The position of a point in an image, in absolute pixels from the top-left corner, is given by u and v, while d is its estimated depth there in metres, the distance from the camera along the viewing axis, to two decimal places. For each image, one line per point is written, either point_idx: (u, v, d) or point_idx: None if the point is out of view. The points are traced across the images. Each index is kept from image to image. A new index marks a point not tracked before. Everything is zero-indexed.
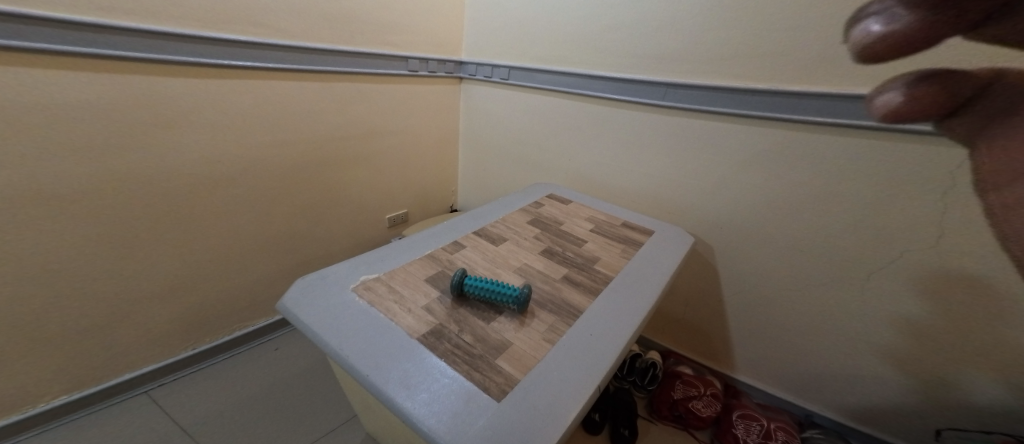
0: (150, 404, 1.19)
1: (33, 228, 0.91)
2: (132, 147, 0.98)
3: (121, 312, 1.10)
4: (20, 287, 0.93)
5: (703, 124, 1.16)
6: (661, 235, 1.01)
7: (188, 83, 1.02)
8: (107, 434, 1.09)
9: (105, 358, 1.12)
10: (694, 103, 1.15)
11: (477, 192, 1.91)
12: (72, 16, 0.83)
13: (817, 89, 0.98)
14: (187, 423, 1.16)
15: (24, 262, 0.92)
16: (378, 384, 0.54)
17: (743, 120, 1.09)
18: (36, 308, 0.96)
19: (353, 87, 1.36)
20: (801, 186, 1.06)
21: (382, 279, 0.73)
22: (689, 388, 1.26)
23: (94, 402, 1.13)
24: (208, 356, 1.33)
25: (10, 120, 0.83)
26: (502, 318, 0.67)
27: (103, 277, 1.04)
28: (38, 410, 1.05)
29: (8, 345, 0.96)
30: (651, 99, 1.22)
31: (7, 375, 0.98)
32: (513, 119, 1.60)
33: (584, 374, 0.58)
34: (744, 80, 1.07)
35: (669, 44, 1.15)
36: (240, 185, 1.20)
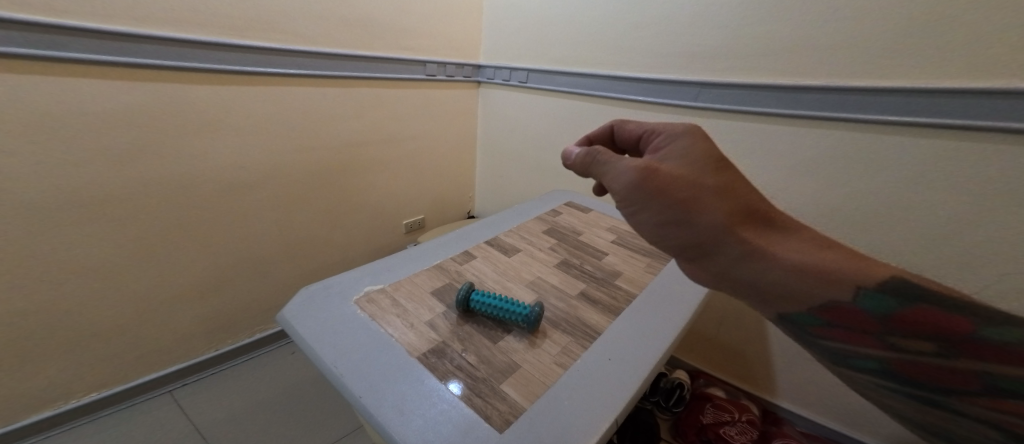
0: (172, 403, 1.19)
1: (68, 230, 0.93)
2: (161, 151, 1.00)
3: (147, 312, 1.11)
4: (53, 287, 0.95)
5: (743, 126, 1.06)
6: None
7: (214, 89, 1.03)
8: (130, 431, 1.10)
9: (131, 357, 1.13)
10: (731, 103, 1.07)
11: (495, 198, 1.87)
12: (112, 27, 0.86)
13: (858, 84, 0.89)
14: (202, 424, 1.15)
15: (58, 263, 0.94)
16: (368, 407, 0.49)
17: (789, 123, 1.00)
18: (67, 308, 0.98)
19: (372, 92, 1.36)
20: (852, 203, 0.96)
21: (385, 291, 0.70)
22: (721, 413, 1.16)
23: (121, 400, 1.15)
24: (228, 358, 1.34)
25: (49, 125, 0.85)
26: (510, 337, 0.63)
27: (131, 277, 1.05)
28: (70, 406, 1.07)
29: (42, 342, 0.97)
30: (682, 101, 1.14)
31: (39, 372, 1.00)
32: (532, 123, 1.55)
33: (600, 404, 0.52)
34: (786, 79, 0.98)
35: (700, 42, 1.07)
36: (261, 189, 1.20)
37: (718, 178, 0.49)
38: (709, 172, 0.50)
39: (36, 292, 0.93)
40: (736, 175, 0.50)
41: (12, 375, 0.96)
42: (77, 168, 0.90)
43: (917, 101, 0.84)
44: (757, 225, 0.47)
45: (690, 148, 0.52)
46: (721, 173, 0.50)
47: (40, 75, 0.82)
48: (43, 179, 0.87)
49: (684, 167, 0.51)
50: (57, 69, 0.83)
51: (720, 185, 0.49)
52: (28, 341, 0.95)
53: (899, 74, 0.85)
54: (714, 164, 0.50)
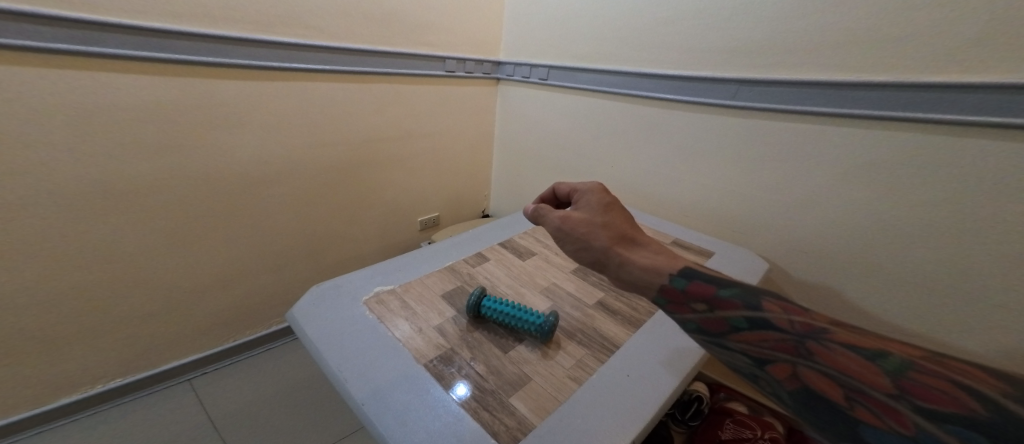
0: (191, 392, 1.21)
1: (97, 220, 0.94)
2: (185, 146, 1.00)
3: (171, 302, 1.13)
4: (82, 276, 0.97)
5: (786, 128, 0.95)
6: (719, 258, 0.89)
7: (241, 85, 1.04)
8: (151, 419, 1.11)
9: (153, 347, 1.15)
10: (774, 102, 0.96)
11: (510, 197, 1.83)
12: (144, 23, 0.86)
13: (917, 79, 0.78)
14: (216, 415, 1.15)
15: (86, 252, 0.95)
16: (370, 415, 0.47)
17: (837, 120, 0.88)
18: (93, 297, 1.00)
19: (391, 88, 1.34)
20: (906, 220, 0.83)
21: (396, 292, 0.68)
22: (741, 429, 0.97)
23: (143, 387, 1.17)
24: (245, 349, 1.35)
25: (79, 118, 0.86)
26: (522, 347, 0.60)
27: (155, 269, 1.07)
28: (97, 391, 1.09)
29: (70, 328, 0.99)
30: (719, 99, 1.04)
31: (68, 358, 1.02)
32: (552, 122, 1.51)
33: (617, 426, 0.49)
34: (838, 75, 0.86)
35: (741, 36, 0.98)
36: (281, 185, 1.20)
37: (606, 216, 0.62)
38: (599, 214, 0.63)
39: (67, 281, 0.95)
40: (617, 215, 0.63)
41: (39, 360, 0.98)
42: (106, 160, 0.91)
43: (995, 100, 0.72)
44: (633, 246, 0.59)
45: (586, 196, 0.65)
46: (607, 214, 0.63)
47: (72, 69, 0.83)
48: (73, 171, 0.88)
49: (583, 213, 0.63)
50: (94, 65, 0.84)
51: (606, 222, 0.61)
52: (57, 327, 0.98)
53: (965, 69, 0.74)
54: (602, 206, 0.64)
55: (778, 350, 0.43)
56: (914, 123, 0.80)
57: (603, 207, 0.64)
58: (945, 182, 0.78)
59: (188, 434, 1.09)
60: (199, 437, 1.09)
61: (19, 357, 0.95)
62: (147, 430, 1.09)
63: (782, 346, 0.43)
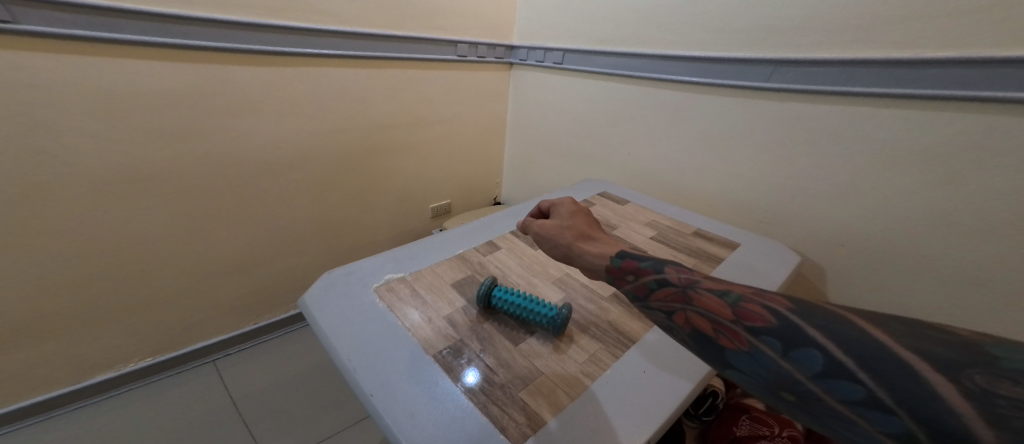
0: (215, 372, 1.24)
1: (120, 205, 0.95)
2: (203, 132, 1.00)
3: (194, 286, 1.15)
4: (109, 259, 0.99)
5: (819, 113, 0.89)
6: (745, 249, 0.85)
7: (254, 71, 1.03)
8: (177, 398, 1.15)
9: (179, 329, 1.18)
10: (806, 84, 0.90)
11: (523, 185, 1.81)
12: (158, 9, 0.85)
13: (972, 56, 0.71)
14: (237, 396, 1.18)
15: (112, 236, 0.97)
16: (377, 407, 0.47)
17: (878, 101, 0.82)
18: (119, 280, 1.02)
19: (403, 74, 1.32)
20: (948, 212, 0.78)
21: (406, 280, 0.67)
22: (757, 426, 0.90)
23: (170, 367, 1.21)
24: (265, 332, 1.38)
25: (101, 104, 0.86)
26: (534, 339, 0.58)
27: (178, 254, 1.08)
28: (128, 370, 1.13)
29: (100, 309, 1.02)
30: (750, 82, 0.98)
31: (98, 339, 1.05)
32: (567, 108, 1.47)
33: (631, 424, 0.47)
34: (880, 55, 0.80)
35: (772, 16, 0.92)
36: (295, 171, 1.20)
37: (571, 219, 0.61)
38: (564, 217, 0.61)
39: (96, 264, 0.97)
40: (581, 217, 0.61)
41: (72, 340, 1.01)
42: (129, 146, 0.92)
43: None
44: (597, 239, 0.55)
45: (558, 205, 0.65)
46: (573, 216, 0.61)
47: (90, 56, 0.82)
48: (98, 157, 0.89)
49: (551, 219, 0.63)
50: (110, 51, 0.84)
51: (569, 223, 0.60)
52: (87, 309, 1.00)
53: None
54: (570, 211, 0.62)
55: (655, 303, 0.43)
56: (963, 106, 0.74)
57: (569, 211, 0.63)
58: (996, 169, 0.72)
59: (211, 413, 1.12)
60: (221, 418, 1.11)
61: (54, 337, 0.98)
62: (174, 408, 1.12)
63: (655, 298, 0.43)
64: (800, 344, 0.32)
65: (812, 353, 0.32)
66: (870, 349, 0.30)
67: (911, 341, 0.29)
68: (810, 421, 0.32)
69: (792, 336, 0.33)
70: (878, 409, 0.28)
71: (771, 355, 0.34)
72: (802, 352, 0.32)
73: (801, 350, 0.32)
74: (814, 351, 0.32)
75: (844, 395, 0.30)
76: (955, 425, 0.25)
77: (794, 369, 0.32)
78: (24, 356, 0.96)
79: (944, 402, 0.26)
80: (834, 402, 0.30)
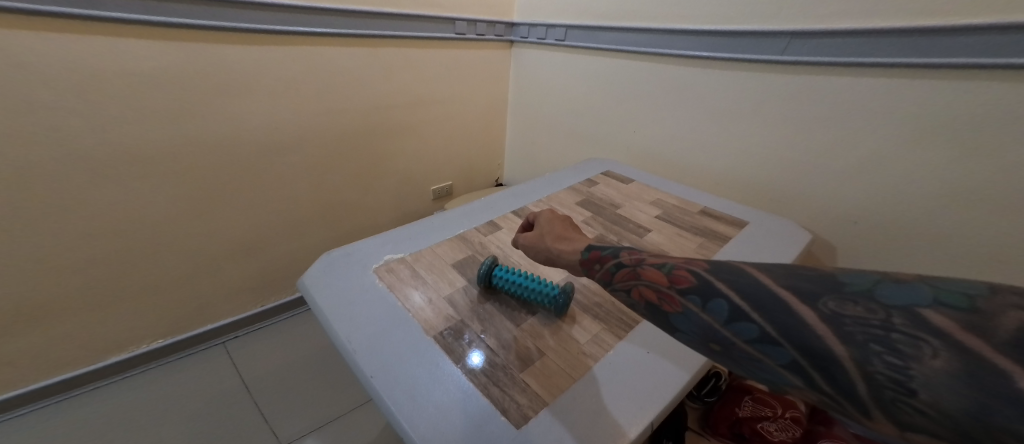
0: (225, 354, 1.26)
1: (120, 189, 0.94)
2: (198, 113, 0.98)
3: (199, 269, 1.15)
4: (112, 243, 0.98)
5: (832, 88, 0.87)
6: (756, 228, 0.84)
7: (246, 50, 1.00)
8: (188, 379, 1.16)
9: (186, 312, 1.19)
10: (817, 58, 0.87)
11: (526, 166, 1.79)
12: None
13: (993, 25, 0.68)
14: (247, 377, 1.19)
15: (115, 220, 0.97)
16: (379, 390, 0.46)
17: (893, 74, 0.79)
18: (123, 263, 1.02)
19: (400, 52, 1.29)
20: (963, 190, 0.76)
21: (406, 261, 0.66)
22: (760, 407, 0.91)
23: (180, 349, 1.22)
24: (272, 314, 1.38)
25: (93, 85, 0.84)
26: (537, 320, 0.58)
27: (181, 237, 1.08)
28: (139, 352, 1.14)
29: (106, 293, 1.02)
30: (760, 55, 0.95)
31: (106, 322, 1.06)
32: (570, 87, 1.44)
33: (635, 405, 0.47)
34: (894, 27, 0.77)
35: None
36: (293, 153, 1.19)
37: (545, 223, 0.61)
38: (540, 223, 0.61)
39: (99, 248, 0.97)
40: (554, 219, 0.60)
41: (81, 324, 1.02)
42: (124, 127, 0.90)
43: None
44: (568, 238, 0.55)
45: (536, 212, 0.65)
46: (547, 220, 0.61)
47: (76, 35, 0.80)
48: (94, 139, 0.88)
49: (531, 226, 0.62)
50: (98, 29, 0.81)
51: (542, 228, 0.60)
52: (93, 292, 1.01)
53: None
54: (545, 215, 0.62)
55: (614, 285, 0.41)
56: (981, 80, 0.71)
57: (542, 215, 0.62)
58: (1013, 146, 0.70)
59: (221, 394, 1.13)
60: (232, 398, 1.13)
61: (63, 321, 0.99)
62: (186, 388, 1.13)
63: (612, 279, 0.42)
64: (712, 294, 0.32)
65: (720, 303, 0.31)
66: (758, 291, 0.29)
67: (780, 277, 0.29)
68: (739, 370, 0.30)
69: (706, 288, 0.32)
70: (770, 344, 0.28)
71: (695, 310, 0.33)
72: (713, 304, 0.31)
73: (714, 301, 0.32)
74: (721, 300, 0.31)
75: (750, 338, 0.29)
76: (822, 348, 0.25)
77: (710, 319, 0.31)
78: (33, 341, 0.97)
79: (811, 327, 0.26)
80: (744, 346, 0.29)
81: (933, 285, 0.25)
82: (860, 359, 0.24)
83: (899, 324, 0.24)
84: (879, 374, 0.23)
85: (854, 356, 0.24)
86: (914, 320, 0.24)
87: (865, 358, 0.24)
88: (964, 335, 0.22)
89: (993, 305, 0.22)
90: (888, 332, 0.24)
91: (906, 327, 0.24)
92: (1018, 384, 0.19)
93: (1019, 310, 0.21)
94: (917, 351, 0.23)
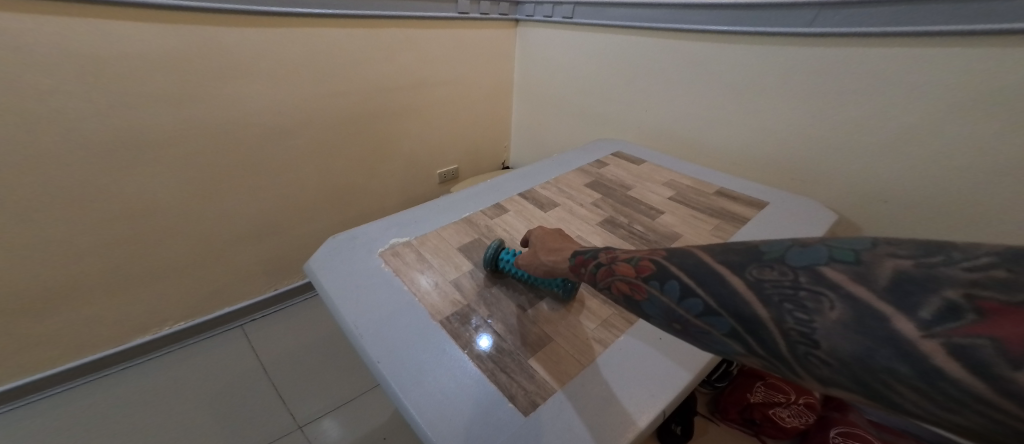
0: (242, 336, 1.28)
1: (132, 174, 0.95)
2: (203, 97, 0.98)
3: (212, 253, 1.16)
4: (127, 227, 0.99)
5: (854, 62, 0.83)
6: (776, 208, 0.82)
7: (247, 31, 0.98)
8: (207, 360, 1.18)
9: (201, 296, 1.20)
10: (838, 31, 0.83)
11: (533, 148, 1.77)
12: None
13: None
14: (264, 358, 1.21)
15: (129, 205, 0.97)
16: (385, 374, 0.46)
17: (925, 45, 0.75)
18: (139, 247, 1.03)
19: (402, 33, 1.26)
20: (998, 168, 0.73)
21: (411, 244, 0.65)
22: (773, 393, 0.89)
23: (198, 332, 1.24)
24: (285, 298, 1.40)
25: (97, 68, 0.83)
26: (544, 305, 0.57)
27: (193, 221, 1.08)
28: (159, 335, 1.16)
29: (123, 277, 1.04)
30: (777, 28, 0.91)
31: (124, 305, 1.07)
32: (578, 66, 1.40)
33: (648, 394, 0.46)
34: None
35: None
36: (299, 137, 1.18)
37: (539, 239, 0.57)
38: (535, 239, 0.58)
39: (115, 232, 0.98)
40: (547, 234, 0.57)
41: (100, 307, 1.04)
42: (131, 112, 0.90)
43: None
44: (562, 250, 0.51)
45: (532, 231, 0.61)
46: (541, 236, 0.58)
47: (78, 18, 0.78)
48: (101, 124, 0.87)
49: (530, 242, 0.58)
50: (98, 12, 0.80)
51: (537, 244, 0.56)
52: (110, 277, 1.02)
53: None
54: (541, 233, 0.59)
55: (596, 282, 0.41)
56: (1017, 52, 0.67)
57: (536, 232, 0.59)
58: None
59: (240, 375, 1.15)
60: (250, 379, 1.15)
61: (84, 304, 1.01)
62: (206, 369, 1.16)
63: (594, 277, 0.41)
64: (667, 276, 0.32)
65: (673, 284, 0.31)
66: (701, 269, 0.30)
67: (716, 252, 0.30)
68: (702, 346, 0.30)
69: (662, 271, 0.32)
70: (712, 315, 0.28)
71: (657, 294, 0.32)
72: (667, 286, 0.31)
73: (668, 283, 0.31)
74: (674, 281, 0.31)
75: (698, 312, 0.29)
76: (748, 313, 0.27)
77: (667, 301, 0.31)
78: (56, 324, 0.99)
79: (741, 295, 0.27)
80: (695, 322, 0.29)
81: (827, 242, 0.26)
82: (777, 318, 0.25)
83: (804, 282, 0.25)
84: (792, 330, 0.24)
85: (772, 316, 0.25)
86: (816, 277, 0.25)
87: (780, 315, 0.25)
88: (853, 285, 0.23)
89: (873, 256, 0.24)
90: (797, 290, 0.25)
91: (810, 284, 0.25)
92: (896, 326, 0.21)
93: (892, 259, 0.23)
94: (818, 305, 0.24)
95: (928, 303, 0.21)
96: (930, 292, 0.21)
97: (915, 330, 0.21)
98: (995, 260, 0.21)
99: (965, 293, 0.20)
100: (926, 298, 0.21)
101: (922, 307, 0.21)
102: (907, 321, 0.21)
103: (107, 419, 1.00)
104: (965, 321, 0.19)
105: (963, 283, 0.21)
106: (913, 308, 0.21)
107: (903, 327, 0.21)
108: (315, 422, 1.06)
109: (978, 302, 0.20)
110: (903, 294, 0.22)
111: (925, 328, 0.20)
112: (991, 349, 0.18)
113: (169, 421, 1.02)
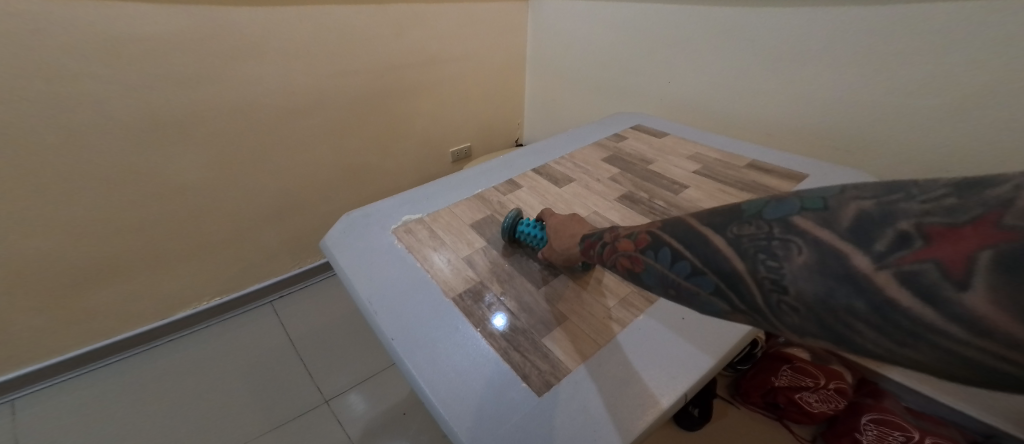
0: (273, 312, 1.32)
1: (155, 156, 0.97)
2: (217, 78, 0.98)
3: (236, 233, 1.18)
4: (156, 208, 1.02)
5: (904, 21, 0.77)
6: (814, 181, 0.77)
7: (256, 10, 0.97)
8: (236, 337, 1.23)
9: (229, 276, 1.23)
10: None
11: (549, 124, 1.73)
12: None
13: None
14: (296, 335, 1.25)
15: (157, 187, 1.00)
16: (397, 348, 0.46)
17: None
18: (167, 228, 1.06)
19: (410, 8, 1.23)
20: None
21: (424, 221, 0.64)
22: (800, 377, 0.85)
23: (233, 309, 1.28)
24: (310, 276, 1.43)
25: (113, 52, 0.84)
26: (559, 283, 0.55)
27: (217, 202, 1.10)
28: (192, 313, 1.20)
29: (155, 257, 1.07)
30: None
31: (156, 284, 1.11)
32: (595, 38, 1.35)
33: (669, 377, 0.44)
34: None
35: None
36: (313, 116, 1.18)
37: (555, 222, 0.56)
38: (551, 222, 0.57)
39: (144, 213, 1.01)
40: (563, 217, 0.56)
41: (134, 286, 1.08)
42: (150, 94, 0.91)
43: None
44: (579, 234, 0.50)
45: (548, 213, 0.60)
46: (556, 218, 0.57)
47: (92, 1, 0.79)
48: (122, 107, 0.89)
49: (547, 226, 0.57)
50: None
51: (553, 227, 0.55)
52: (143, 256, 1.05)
53: None
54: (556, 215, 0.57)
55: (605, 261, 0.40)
56: None
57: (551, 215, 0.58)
58: None
59: (274, 349, 1.20)
60: (278, 355, 1.18)
61: (120, 283, 1.05)
62: (237, 344, 1.20)
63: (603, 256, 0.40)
64: (660, 245, 0.32)
65: (666, 252, 0.31)
66: (689, 234, 0.29)
67: (701, 216, 0.29)
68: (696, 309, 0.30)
69: (656, 240, 0.32)
70: (698, 275, 0.28)
71: (653, 263, 0.32)
72: (660, 254, 0.31)
73: (660, 251, 0.32)
74: (666, 249, 0.31)
75: (687, 274, 0.29)
76: (728, 267, 0.26)
77: (661, 268, 0.31)
78: (94, 302, 1.03)
79: (721, 253, 0.27)
80: (685, 284, 0.29)
81: (800, 193, 0.25)
82: (751, 269, 0.25)
83: (776, 231, 0.25)
84: (764, 278, 0.24)
85: (747, 268, 0.25)
86: (787, 226, 0.24)
87: (754, 267, 0.25)
88: (818, 230, 0.23)
89: (839, 200, 0.23)
90: (770, 241, 0.25)
91: (782, 233, 0.24)
92: (852, 262, 0.21)
93: (855, 201, 0.23)
94: (786, 252, 0.24)
95: (883, 236, 0.21)
96: (885, 226, 0.21)
97: (868, 263, 0.21)
98: (952, 190, 0.20)
99: (916, 223, 0.20)
100: (881, 232, 0.21)
101: (877, 241, 0.21)
102: (863, 255, 0.21)
103: (145, 392, 1.05)
104: (913, 248, 0.20)
105: (916, 214, 0.20)
106: (869, 243, 0.21)
107: (858, 263, 0.21)
108: (340, 396, 1.09)
109: (927, 228, 0.20)
110: (863, 231, 0.21)
111: (878, 260, 0.20)
112: (936, 272, 0.19)
113: (204, 394, 1.06)
